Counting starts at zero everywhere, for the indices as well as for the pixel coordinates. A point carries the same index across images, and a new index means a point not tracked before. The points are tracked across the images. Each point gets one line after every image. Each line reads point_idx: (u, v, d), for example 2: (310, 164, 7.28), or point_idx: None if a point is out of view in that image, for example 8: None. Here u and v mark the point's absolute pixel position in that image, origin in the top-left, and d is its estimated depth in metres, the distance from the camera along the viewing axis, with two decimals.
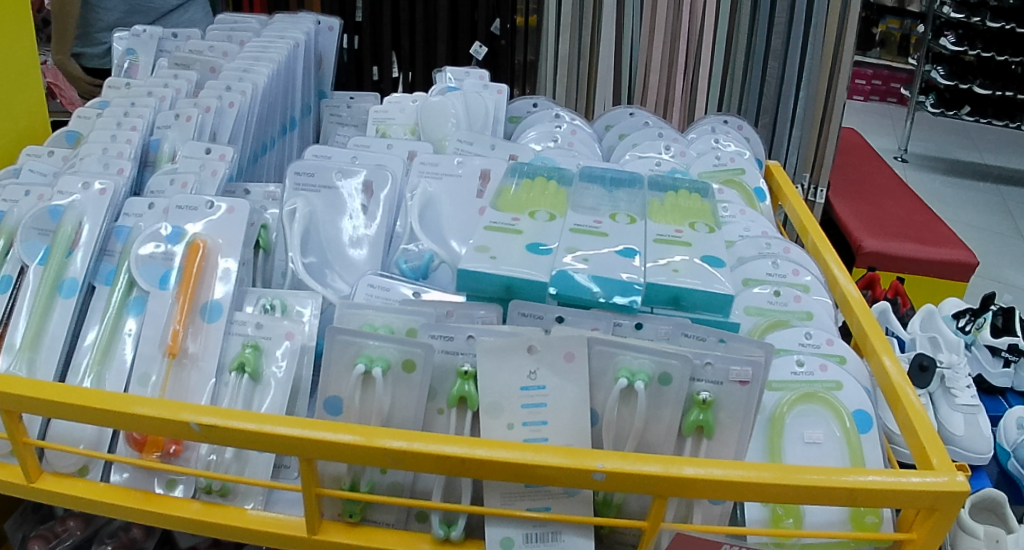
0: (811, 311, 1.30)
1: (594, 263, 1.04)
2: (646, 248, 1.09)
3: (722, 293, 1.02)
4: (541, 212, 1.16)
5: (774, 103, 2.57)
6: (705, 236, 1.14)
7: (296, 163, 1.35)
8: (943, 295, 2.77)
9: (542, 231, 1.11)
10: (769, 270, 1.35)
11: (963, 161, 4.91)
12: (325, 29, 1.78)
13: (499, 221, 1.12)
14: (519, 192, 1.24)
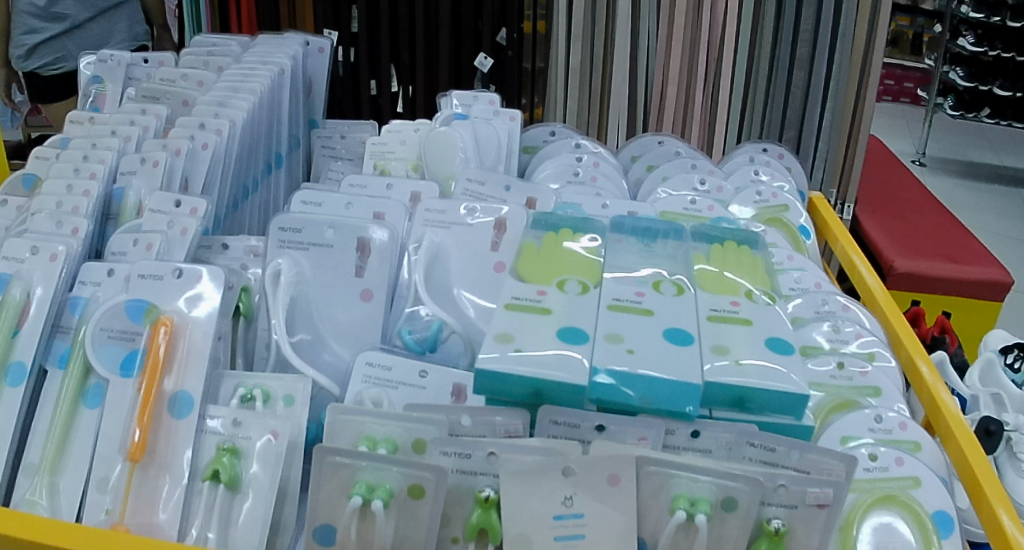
0: (879, 386, 1.12)
1: (642, 355, 0.84)
2: (700, 331, 0.89)
3: (797, 394, 0.83)
4: (572, 281, 0.96)
5: (799, 115, 2.32)
6: (767, 310, 0.95)
7: (280, 217, 1.16)
8: (980, 319, 2.48)
9: (573, 308, 0.91)
10: (829, 335, 1.17)
11: (980, 164, 4.71)
12: (314, 51, 1.64)
13: (519, 296, 0.92)
14: (539, 253, 1.06)
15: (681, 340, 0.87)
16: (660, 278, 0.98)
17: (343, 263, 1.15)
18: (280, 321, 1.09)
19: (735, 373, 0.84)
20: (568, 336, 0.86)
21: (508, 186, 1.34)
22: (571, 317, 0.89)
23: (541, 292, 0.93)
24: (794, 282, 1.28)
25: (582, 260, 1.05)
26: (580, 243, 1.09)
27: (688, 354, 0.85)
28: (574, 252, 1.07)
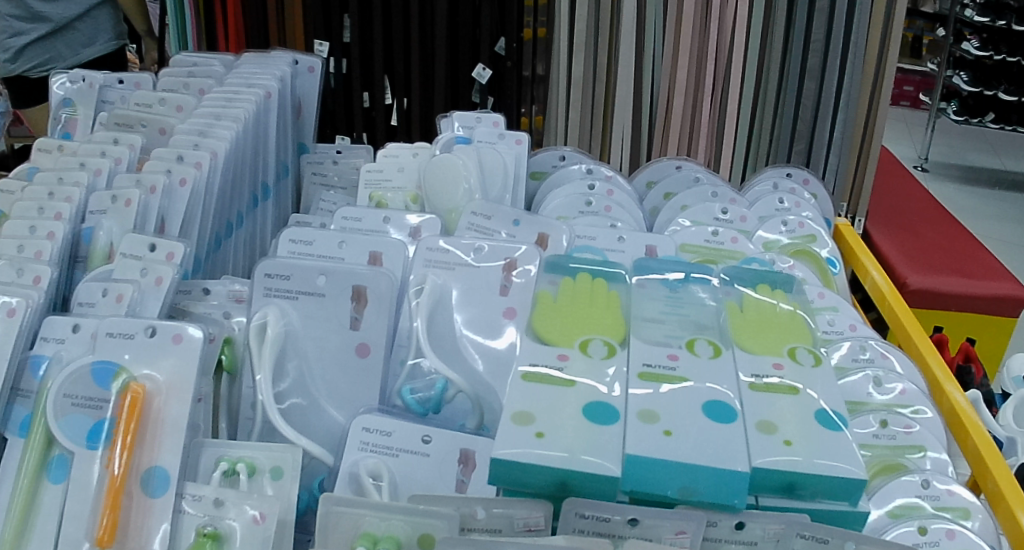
0: (926, 446, 1.02)
1: (681, 436, 0.80)
2: (741, 400, 0.85)
3: (856, 479, 0.78)
4: (595, 340, 0.92)
5: (810, 127, 2.11)
6: (812, 373, 0.89)
7: (265, 263, 1.06)
8: (994, 337, 2.36)
9: (599, 376, 0.87)
10: (871, 388, 1.07)
11: (983, 168, 4.61)
12: (304, 70, 1.57)
13: (540, 364, 0.88)
14: (559, 304, 0.97)
15: (721, 417, 0.83)
16: (695, 339, 0.93)
17: (336, 313, 1.05)
18: (266, 381, 1.00)
19: (784, 456, 0.79)
20: (595, 415, 0.82)
21: (516, 220, 1.26)
22: (598, 389, 0.85)
23: (563, 357, 0.89)
24: (828, 323, 1.19)
25: (607, 313, 0.97)
26: (603, 292, 1.01)
27: (733, 434, 0.81)
28: (598, 301, 0.99)
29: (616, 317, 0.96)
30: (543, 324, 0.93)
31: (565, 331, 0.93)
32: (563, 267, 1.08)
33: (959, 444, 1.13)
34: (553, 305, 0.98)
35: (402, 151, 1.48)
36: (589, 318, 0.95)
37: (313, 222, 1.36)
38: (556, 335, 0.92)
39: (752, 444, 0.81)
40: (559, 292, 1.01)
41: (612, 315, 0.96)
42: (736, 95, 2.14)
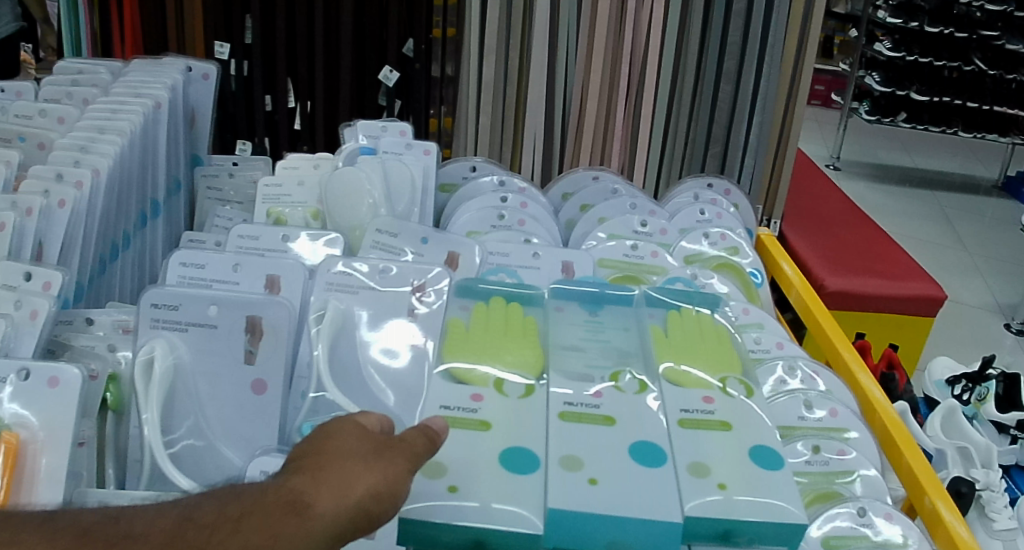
0: (857, 470, 1.08)
1: (606, 485, 0.87)
2: (673, 445, 0.93)
3: (789, 524, 0.86)
4: (511, 374, 0.99)
5: (726, 130, 2.09)
6: (741, 409, 0.98)
7: (151, 293, 1.02)
8: (911, 333, 2.42)
9: (512, 418, 0.94)
10: (802, 412, 1.14)
11: (891, 165, 4.75)
12: (199, 77, 1.49)
13: (456, 407, 0.95)
14: (475, 333, 1.03)
15: (653, 460, 0.90)
16: (621, 371, 1.01)
17: (229, 347, 1.01)
18: (153, 421, 0.95)
19: (713, 501, 0.87)
20: (511, 464, 0.89)
21: (425, 237, 1.24)
22: (512, 431, 0.93)
23: (477, 398, 0.96)
24: (755, 341, 1.29)
25: (519, 340, 1.03)
26: (517, 316, 1.07)
27: (662, 477, 0.89)
28: (513, 326, 1.05)
29: (532, 343, 1.03)
30: (461, 361, 0.99)
31: (482, 365, 0.99)
32: (474, 291, 1.12)
33: (894, 463, 1.22)
34: (467, 334, 1.03)
35: (302, 160, 1.45)
36: (503, 346, 1.02)
37: (207, 239, 1.32)
38: (473, 370, 0.99)
39: (682, 486, 0.88)
40: (471, 318, 1.06)
41: (527, 340, 1.03)
42: (651, 96, 2.10)
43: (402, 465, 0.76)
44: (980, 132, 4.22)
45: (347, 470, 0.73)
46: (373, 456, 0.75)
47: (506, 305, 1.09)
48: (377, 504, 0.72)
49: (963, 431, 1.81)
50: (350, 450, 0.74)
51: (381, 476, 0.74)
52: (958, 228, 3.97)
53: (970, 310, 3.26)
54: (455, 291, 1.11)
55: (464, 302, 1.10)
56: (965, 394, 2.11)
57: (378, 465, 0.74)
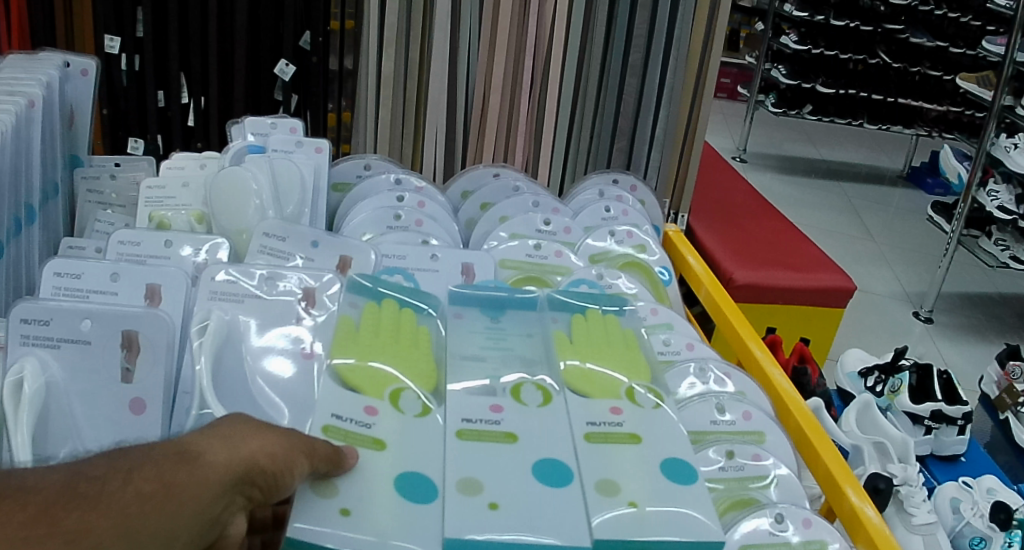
0: (772, 474, 1.17)
1: (509, 507, 0.85)
2: (580, 461, 0.92)
3: (706, 539, 0.86)
4: (407, 390, 0.97)
5: (632, 123, 2.11)
6: (648, 417, 0.99)
7: (22, 307, 0.97)
8: (818, 324, 2.47)
9: (407, 435, 0.91)
10: (715, 417, 1.21)
11: (798, 157, 4.87)
12: (77, 73, 1.40)
13: (350, 421, 0.91)
14: (368, 336, 1.03)
15: (557, 479, 0.89)
16: (523, 382, 1.00)
17: (105, 364, 0.98)
18: (22, 446, 0.91)
19: (625, 517, 0.86)
20: (408, 490, 0.86)
21: (315, 240, 1.19)
22: (408, 450, 0.90)
23: (371, 412, 0.93)
24: (664, 344, 1.32)
25: (412, 348, 1.03)
26: (408, 323, 1.08)
27: (569, 496, 0.88)
28: (405, 333, 1.06)
29: (424, 352, 1.03)
30: (355, 369, 0.97)
31: (377, 377, 0.97)
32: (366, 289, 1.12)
33: (812, 462, 1.32)
34: (359, 337, 1.03)
35: (188, 161, 1.37)
36: (396, 353, 1.01)
37: (87, 245, 1.25)
38: (368, 380, 0.96)
39: (589, 506, 0.87)
40: (363, 319, 1.06)
41: (420, 350, 1.03)
42: (556, 89, 2.08)
43: (298, 437, 0.80)
44: (884, 123, 4.35)
45: (240, 434, 0.75)
46: (265, 426, 0.78)
47: (398, 309, 1.10)
48: (272, 463, 0.75)
49: (879, 425, 1.93)
50: (238, 423, 0.77)
51: (274, 440, 0.77)
52: (862, 218, 4.09)
53: (876, 298, 3.37)
54: (348, 287, 1.11)
55: (354, 300, 1.10)
56: (879, 386, 2.23)
57: (270, 432, 0.78)
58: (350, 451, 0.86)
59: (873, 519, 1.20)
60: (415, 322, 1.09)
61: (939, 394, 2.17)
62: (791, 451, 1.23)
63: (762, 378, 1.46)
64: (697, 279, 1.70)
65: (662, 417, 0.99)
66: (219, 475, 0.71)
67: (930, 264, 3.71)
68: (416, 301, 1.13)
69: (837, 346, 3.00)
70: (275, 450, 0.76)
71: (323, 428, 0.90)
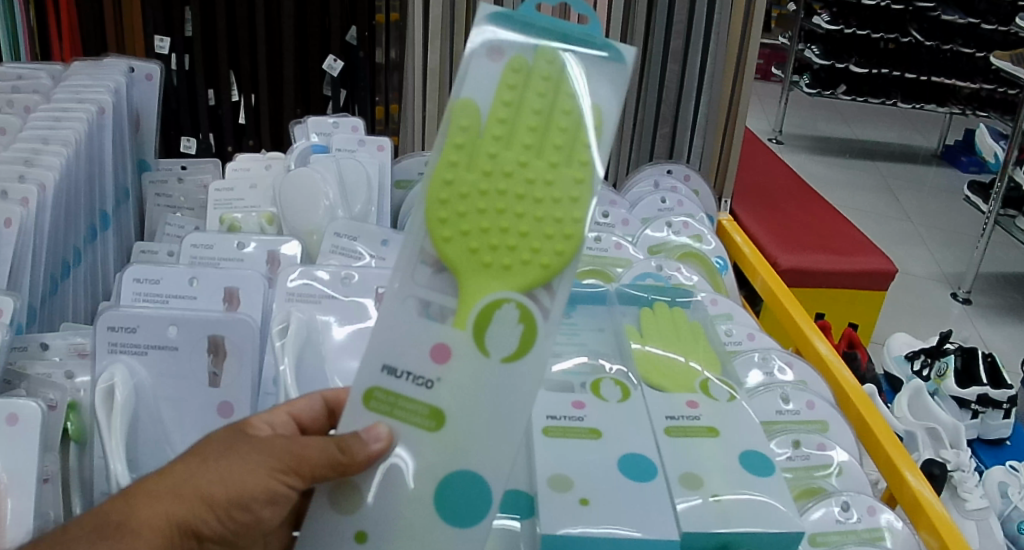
0: (836, 462, 1.18)
1: (598, 503, 0.87)
2: (660, 454, 0.94)
3: (784, 534, 0.87)
4: (508, 303, 0.74)
5: (674, 109, 2.11)
6: (724, 409, 1.00)
7: (109, 315, 1.01)
8: (863, 307, 2.46)
9: (475, 402, 0.74)
10: (781, 406, 1.22)
11: (832, 137, 4.84)
12: (142, 77, 1.58)
13: (409, 377, 0.74)
14: (500, 137, 0.74)
15: (642, 473, 0.90)
16: (601, 378, 1.02)
17: (192, 369, 1.01)
18: (117, 452, 0.93)
19: (709, 511, 0.88)
20: (448, 503, 0.75)
21: (385, 239, 1.22)
22: (465, 437, 0.74)
23: (442, 355, 0.74)
24: (728, 334, 1.34)
25: (552, 176, 0.73)
26: (564, 107, 0.74)
27: (653, 489, 0.89)
28: (557, 127, 0.74)
29: (574, 179, 0.74)
30: (455, 242, 0.74)
31: (479, 275, 0.74)
32: (518, 19, 0.77)
33: (874, 452, 1.32)
34: (482, 145, 0.74)
35: (253, 162, 1.43)
36: (528, 191, 0.73)
37: (160, 249, 1.28)
38: (465, 283, 0.74)
39: (674, 495, 0.89)
40: (499, 97, 0.74)
41: (567, 175, 0.73)
42: None
43: (257, 467, 0.75)
44: (918, 103, 4.28)
45: (182, 479, 0.75)
46: (217, 459, 0.75)
47: (559, 67, 0.75)
48: (225, 492, 0.75)
49: (930, 411, 1.94)
50: (226, 440, 0.77)
51: (219, 481, 0.74)
52: (899, 197, 4.06)
53: (915, 280, 3.34)
54: (489, 25, 0.76)
55: (499, 43, 0.76)
56: (925, 370, 2.21)
57: (218, 469, 0.75)
58: (367, 440, 0.74)
59: (934, 505, 1.20)
60: (582, 94, 0.75)
61: (984, 377, 2.16)
62: (852, 438, 1.23)
63: (821, 369, 1.46)
64: (753, 267, 1.71)
65: (738, 409, 1.01)
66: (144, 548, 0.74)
67: (968, 243, 3.67)
68: (596, 48, 0.76)
69: (879, 328, 2.99)
70: (215, 494, 0.74)
71: (366, 394, 0.75)
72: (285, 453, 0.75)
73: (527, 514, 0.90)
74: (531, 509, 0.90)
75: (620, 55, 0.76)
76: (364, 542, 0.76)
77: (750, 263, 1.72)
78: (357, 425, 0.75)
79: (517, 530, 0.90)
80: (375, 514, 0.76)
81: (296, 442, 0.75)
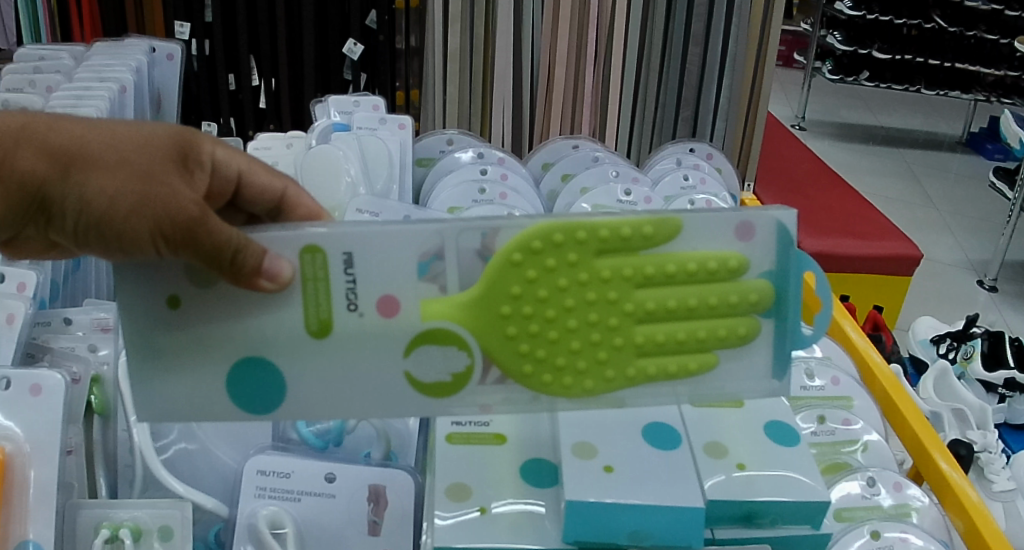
0: (862, 439, 1.16)
1: (625, 471, 0.86)
2: (686, 425, 0.93)
3: (812, 505, 0.87)
4: (463, 349, 0.75)
5: (696, 92, 2.10)
6: None
7: None
8: (888, 293, 2.43)
9: (352, 358, 0.76)
10: (805, 381, 1.21)
11: (855, 123, 4.80)
12: (163, 58, 1.63)
13: (349, 284, 0.74)
14: (648, 278, 0.74)
15: (667, 442, 0.89)
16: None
17: None
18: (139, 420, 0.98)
19: (736, 481, 0.88)
20: (240, 385, 0.76)
21: (407, 215, 1.22)
22: (315, 358, 0.75)
23: (388, 307, 0.75)
24: None
25: (623, 343, 0.76)
26: (706, 329, 0.77)
27: (681, 458, 0.88)
28: (678, 330, 0.76)
29: (628, 364, 0.76)
30: (512, 271, 0.74)
31: (493, 325, 0.75)
32: (791, 255, 0.76)
33: (901, 432, 1.30)
34: (629, 261, 0.74)
35: (275, 140, 1.43)
36: (583, 335, 0.75)
37: None
38: (467, 297, 0.75)
39: (702, 467, 0.89)
40: (696, 257, 0.75)
41: (627, 348, 0.76)
42: (619, 62, 2.09)
43: (150, 211, 0.67)
44: (942, 89, 4.22)
45: (80, 156, 0.68)
46: (127, 171, 0.68)
47: (738, 308, 0.77)
48: (108, 209, 0.68)
49: (956, 392, 1.92)
50: (152, 157, 0.69)
51: (106, 196, 0.68)
52: (924, 184, 4.02)
53: (940, 266, 3.30)
54: (773, 223, 0.76)
55: (756, 234, 0.76)
56: (951, 353, 2.19)
57: (117, 179, 0.68)
58: (264, 270, 0.71)
59: (962, 485, 1.18)
60: (721, 344, 0.78)
61: (1011, 360, 2.12)
62: (879, 416, 1.21)
63: (847, 349, 1.44)
64: None
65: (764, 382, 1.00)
66: (5, 185, 0.69)
67: (993, 230, 3.63)
68: (781, 339, 0.79)
69: (904, 314, 2.96)
70: (95, 199, 0.68)
71: (308, 246, 0.73)
72: (184, 227, 0.68)
73: (552, 487, 0.89)
74: (556, 480, 0.89)
75: (782, 374, 0.79)
76: (175, 309, 0.74)
77: None
78: (272, 247, 0.73)
79: (542, 512, 0.87)
80: (199, 313, 0.74)
81: (202, 224, 0.68)
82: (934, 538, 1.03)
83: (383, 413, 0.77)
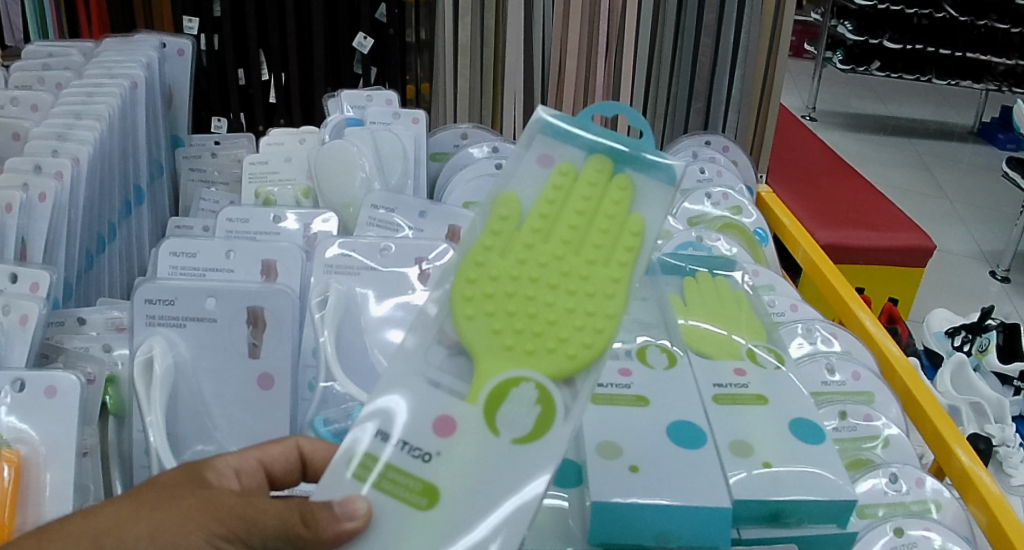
0: (883, 433, 1.14)
1: (649, 471, 0.84)
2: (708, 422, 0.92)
3: (836, 503, 0.85)
4: (524, 381, 0.71)
5: (708, 83, 2.06)
6: (770, 376, 0.99)
7: (146, 288, 1.01)
8: (902, 285, 2.40)
9: (472, 480, 0.70)
10: (826, 376, 1.19)
11: (865, 113, 4.77)
12: (173, 53, 1.61)
13: (405, 448, 0.70)
14: (540, 231, 0.73)
15: (691, 440, 0.88)
16: (647, 345, 1.00)
17: (232, 340, 1.02)
18: (157, 424, 0.94)
19: (759, 478, 0.86)
20: None
21: (423, 211, 1.20)
22: (459, 516, 0.69)
23: (446, 428, 0.71)
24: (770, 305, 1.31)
25: (586, 272, 0.72)
26: (607, 210, 0.74)
27: (707, 455, 0.86)
28: (598, 230, 0.73)
29: (611, 277, 0.72)
30: (470, 324, 0.72)
31: (503, 355, 0.71)
32: (573, 125, 0.77)
33: (923, 428, 1.28)
34: (520, 234, 0.73)
35: (287, 136, 1.42)
36: (560, 297, 0.72)
37: (195, 225, 1.28)
38: (483, 354, 0.71)
39: (726, 465, 0.88)
40: (543, 195, 0.74)
41: (602, 274, 0.72)
42: (631, 52, 2.07)
43: (196, 526, 0.69)
44: (953, 79, 4.18)
45: (107, 526, 0.69)
46: (158, 506, 0.70)
47: (606, 175, 0.75)
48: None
49: (974, 386, 1.90)
50: (172, 486, 0.72)
51: (145, 539, 0.69)
52: (936, 175, 3.98)
53: (953, 258, 3.28)
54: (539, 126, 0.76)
55: (546, 147, 0.76)
56: (966, 345, 2.17)
57: (150, 521, 0.69)
58: (336, 516, 0.68)
59: (983, 477, 1.16)
60: (627, 204, 0.74)
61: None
62: (899, 411, 1.19)
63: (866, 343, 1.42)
64: (794, 240, 1.68)
65: (786, 377, 0.99)
66: None
67: (1006, 221, 3.60)
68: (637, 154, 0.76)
69: (917, 306, 2.94)
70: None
71: (353, 458, 0.70)
72: (235, 517, 0.69)
73: (577, 486, 0.87)
74: (580, 480, 0.87)
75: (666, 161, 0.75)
76: None
77: (782, 228, 1.74)
78: (337, 494, 0.69)
79: (567, 508, 0.87)
80: None
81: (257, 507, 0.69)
82: (958, 535, 1.02)
83: (542, 488, 0.70)
